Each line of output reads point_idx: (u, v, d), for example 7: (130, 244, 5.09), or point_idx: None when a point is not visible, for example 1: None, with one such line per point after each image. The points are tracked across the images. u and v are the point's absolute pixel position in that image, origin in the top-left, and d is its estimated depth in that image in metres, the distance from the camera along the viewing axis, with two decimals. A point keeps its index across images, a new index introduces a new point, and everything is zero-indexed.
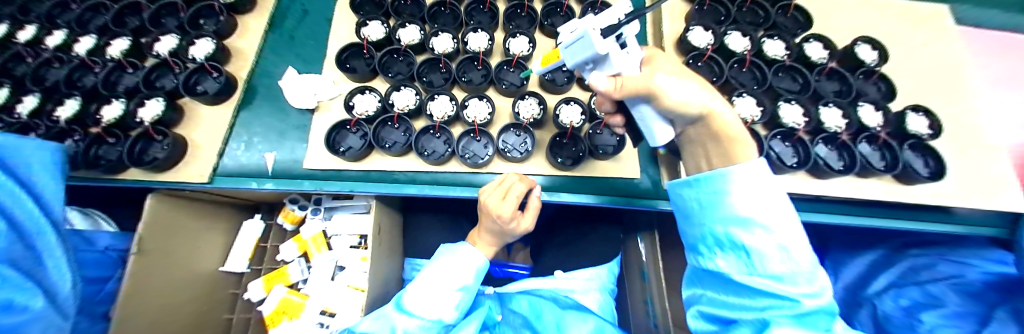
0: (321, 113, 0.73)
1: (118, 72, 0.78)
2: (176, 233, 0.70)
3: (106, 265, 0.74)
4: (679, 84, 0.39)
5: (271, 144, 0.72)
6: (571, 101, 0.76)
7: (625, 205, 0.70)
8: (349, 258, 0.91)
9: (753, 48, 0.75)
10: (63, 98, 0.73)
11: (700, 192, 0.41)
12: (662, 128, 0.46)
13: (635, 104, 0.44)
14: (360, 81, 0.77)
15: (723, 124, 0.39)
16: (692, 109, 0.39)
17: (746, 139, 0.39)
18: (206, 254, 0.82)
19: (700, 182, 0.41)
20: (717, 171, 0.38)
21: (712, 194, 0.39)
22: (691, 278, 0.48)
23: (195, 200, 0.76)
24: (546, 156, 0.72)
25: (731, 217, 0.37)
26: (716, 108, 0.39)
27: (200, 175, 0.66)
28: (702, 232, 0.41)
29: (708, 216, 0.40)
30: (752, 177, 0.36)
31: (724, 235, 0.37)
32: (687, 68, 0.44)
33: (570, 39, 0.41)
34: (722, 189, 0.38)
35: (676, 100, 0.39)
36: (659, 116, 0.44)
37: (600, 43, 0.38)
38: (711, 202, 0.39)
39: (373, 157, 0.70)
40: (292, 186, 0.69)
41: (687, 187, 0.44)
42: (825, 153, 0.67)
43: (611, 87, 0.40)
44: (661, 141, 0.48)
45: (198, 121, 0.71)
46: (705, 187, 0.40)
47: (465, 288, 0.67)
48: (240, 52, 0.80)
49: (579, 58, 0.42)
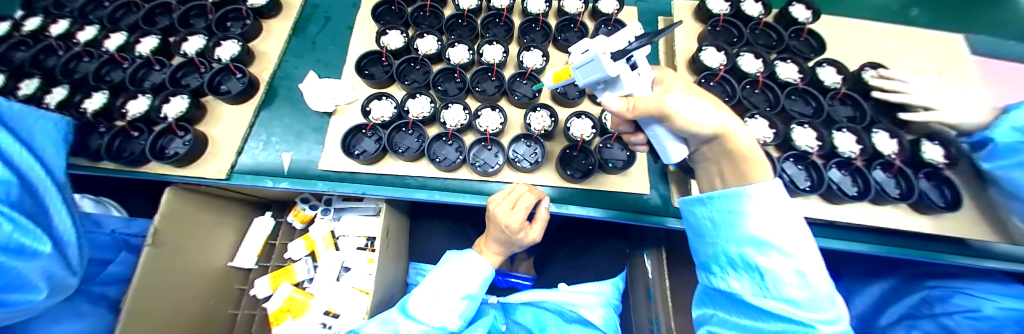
0: (338, 115, 0.75)
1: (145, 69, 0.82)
2: (190, 226, 0.72)
3: (112, 248, 0.75)
4: (692, 105, 0.40)
5: (288, 145, 0.74)
6: (582, 115, 0.76)
7: (632, 220, 0.69)
8: (355, 260, 0.91)
9: (766, 71, 0.75)
10: (92, 91, 0.76)
11: (714, 210, 0.42)
12: (676, 147, 0.46)
13: (647, 124, 0.45)
14: (377, 88, 0.78)
15: (738, 144, 0.40)
16: (705, 130, 0.40)
17: (762, 158, 0.39)
18: (218, 249, 0.84)
19: (713, 199, 0.41)
20: (733, 191, 0.39)
21: (727, 213, 0.40)
22: (703, 297, 0.47)
23: (210, 195, 0.78)
24: (555, 169, 0.73)
25: (745, 238, 0.37)
26: (729, 129, 0.40)
27: (218, 171, 0.68)
28: (717, 251, 0.41)
29: (722, 235, 0.40)
30: (771, 199, 0.36)
31: (739, 256, 0.37)
32: (699, 87, 0.45)
33: (583, 60, 0.44)
34: (738, 209, 0.38)
35: (689, 120, 0.39)
36: (672, 136, 0.45)
37: (611, 65, 0.40)
38: (726, 221, 0.40)
39: (386, 161, 0.72)
40: (305, 186, 0.70)
41: (700, 205, 0.44)
42: (839, 178, 0.67)
43: (622, 106, 0.41)
44: (674, 158, 0.48)
45: (220, 118, 0.74)
46: (720, 205, 0.41)
47: (469, 296, 0.66)
48: (263, 53, 0.82)
49: (591, 78, 0.45)
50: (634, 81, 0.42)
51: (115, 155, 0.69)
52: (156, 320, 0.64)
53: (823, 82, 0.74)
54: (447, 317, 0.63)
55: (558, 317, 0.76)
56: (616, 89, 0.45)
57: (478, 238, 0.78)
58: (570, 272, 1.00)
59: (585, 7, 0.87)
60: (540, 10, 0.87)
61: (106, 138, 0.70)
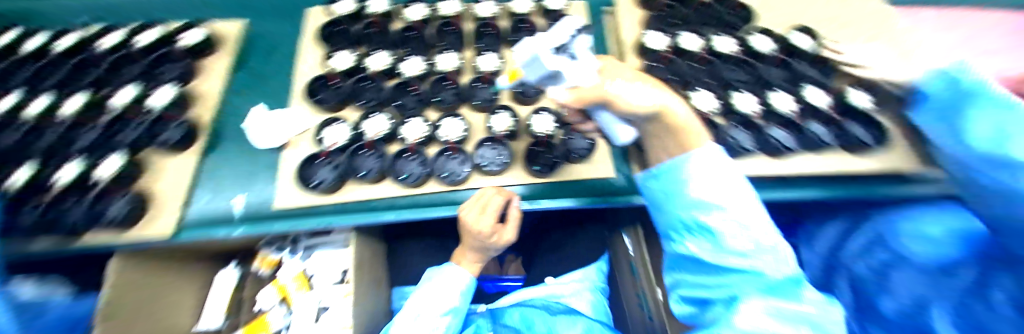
0: (292, 148, 0.72)
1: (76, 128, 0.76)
2: (144, 294, 0.66)
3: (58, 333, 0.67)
4: (631, 89, 0.40)
5: (241, 186, 0.71)
6: (542, 111, 0.78)
7: (603, 204, 0.71)
8: (332, 297, 0.83)
9: (704, 46, 0.80)
10: (15, 161, 0.70)
11: (663, 183, 0.43)
12: (623, 129, 0.48)
13: (596, 112, 0.45)
14: (330, 113, 0.77)
15: (679, 121, 0.39)
16: (645, 110, 0.39)
17: (696, 129, 0.40)
18: (180, 313, 0.78)
19: (662, 173, 0.42)
20: (675, 159, 0.40)
21: (673, 184, 0.41)
22: (669, 265, 0.48)
23: (163, 256, 0.72)
24: (523, 167, 0.73)
25: (692, 203, 0.38)
26: (669, 107, 0.39)
27: (163, 230, 0.63)
28: (671, 219, 0.42)
29: (673, 205, 0.42)
30: (707, 159, 0.37)
31: (689, 220, 0.39)
32: (641, 74, 0.46)
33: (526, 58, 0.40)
34: (680, 176, 0.39)
35: (631, 103, 0.39)
36: (618, 119, 0.46)
37: (552, 59, 0.39)
38: (672, 191, 0.41)
39: (347, 188, 0.69)
40: (262, 230, 0.66)
41: (654, 180, 0.45)
42: (782, 136, 0.68)
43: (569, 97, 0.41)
44: (624, 140, 0.50)
45: (161, 171, 0.69)
46: (667, 177, 0.42)
47: (452, 312, 0.64)
48: (203, 93, 0.78)
49: (537, 75, 0.41)
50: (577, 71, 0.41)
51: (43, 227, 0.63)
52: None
53: (756, 49, 0.79)
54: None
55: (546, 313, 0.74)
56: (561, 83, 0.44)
57: (456, 251, 0.75)
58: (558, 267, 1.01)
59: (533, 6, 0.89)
60: (490, 15, 0.88)
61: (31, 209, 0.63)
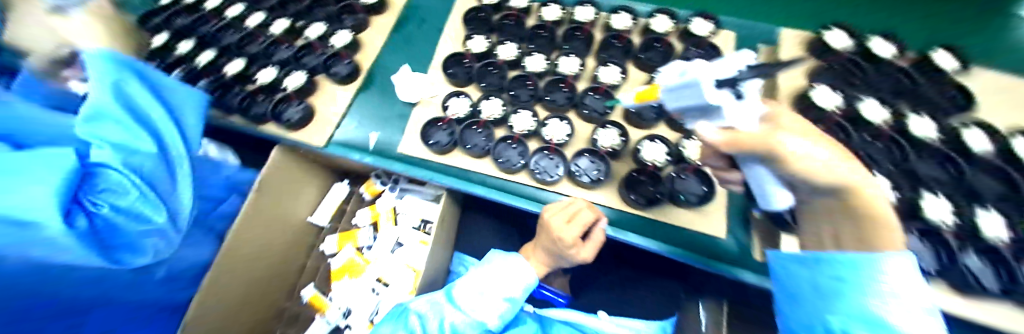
0: (422, 106, 0.82)
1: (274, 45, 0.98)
2: (285, 182, 0.84)
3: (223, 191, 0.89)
4: (811, 150, 0.36)
5: (376, 126, 0.84)
6: (655, 138, 0.73)
7: (701, 264, 0.66)
8: (409, 238, 0.99)
9: (892, 122, 0.65)
10: (233, 58, 0.93)
11: (817, 273, 0.39)
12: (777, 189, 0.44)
13: (750, 165, 0.42)
14: (457, 86, 0.84)
15: (874, 206, 0.36)
16: (825, 181, 0.36)
17: (892, 219, 0.36)
18: (302, 204, 0.97)
19: (821, 263, 0.38)
20: (855, 258, 0.35)
21: (835, 281, 0.36)
22: None
23: (308, 159, 0.92)
24: (617, 190, 0.71)
25: (861, 315, 0.33)
26: (862, 185, 0.35)
27: (320, 141, 0.79)
28: (810, 320, 0.38)
29: (823, 304, 0.37)
30: (904, 282, 0.33)
31: (839, 329, 0.34)
32: (813, 127, 0.40)
33: (680, 84, 0.43)
34: (856, 280, 0.35)
35: (805, 165, 0.36)
36: (774, 177, 0.42)
37: (712, 91, 0.37)
38: (833, 291, 0.36)
39: (454, 153, 0.77)
40: (384, 164, 0.78)
41: (800, 265, 0.41)
42: (977, 267, 0.52)
43: (721, 136, 0.39)
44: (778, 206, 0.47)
45: (323, 95, 0.86)
46: (829, 272, 0.37)
47: (510, 299, 0.68)
48: (365, 43, 0.94)
49: (683, 102, 0.44)
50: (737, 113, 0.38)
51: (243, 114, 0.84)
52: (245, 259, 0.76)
53: (973, 148, 0.60)
54: (489, 314, 0.65)
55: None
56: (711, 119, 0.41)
57: (526, 244, 0.79)
58: (612, 301, 0.99)
59: (676, 27, 0.84)
60: (625, 27, 0.85)
61: (240, 97, 0.85)
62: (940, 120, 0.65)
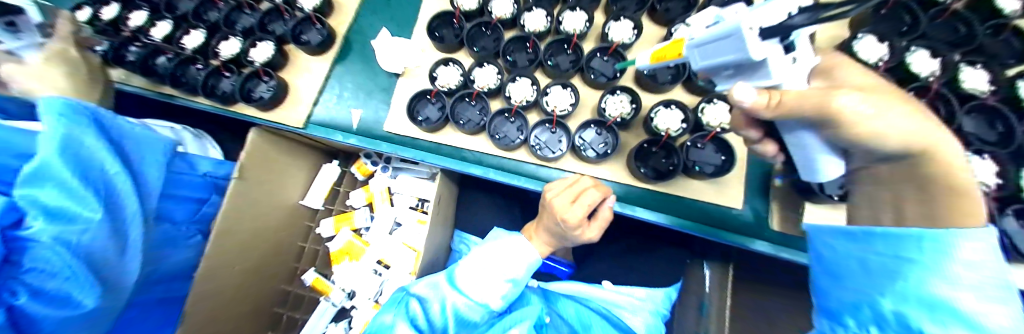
0: (407, 77, 0.73)
1: (237, 11, 0.84)
2: (269, 166, 0.77)
3: (204, 188, 0.78)
4: (874, 106, 0.30)
5: (358, 102, 0.75)
6: (671, 104, 0.65)
7: (698, 233, 0.64)
8: (406, 218, 0.96)
9: (944, 75, 0.58)
10: (191, 29, 0.82)
11: (865, 249, 0.33)
12: (830, 163, 0.38)
13: (798, 133, 0.37)
14: (445, 52, 0.74)
15: (945, 167, 0.30)
16: (894, 144, 0.30)
17: (974, 190, 0.30)
18: (292, 189, 0.91)
19: (872, 238, 0.33)
20: (928, 232, 0.28)
21: (889, 258, 0.31)
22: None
23: (288, 141, 0.84)
24: (625, 164, 0.66)
25: (915, 295, 0.27)
26: (935, 142, 0.30)
27: (295, 121, 0.72)
28: (852, 298, 0.32)
29: (873, 283, 0.31)
30: (988, 257, 0.26)
31: (888, 313, 0.29)
32: (882, 82, 0.35)
33: (713, 36, 0.37)
34: (921, 259, 0.28)
35: (868, 129, 0.30)
36: (828, 149, 0.36)
37: (759, 46, 0.33)
38: (887, 268, 0.31)
39: (447, 130, 0.70)
40: (373, 145, 0.71)
41: (844, 240, 0.36)
42: (1014, 230, 0.49)
43: (761, 100, 0.32)
44: (826, 177, 0.40)
45: (297, 68, 0.76)
46: (880, 247, 0.32)
47: (512, 281, 0.64)
48: (340, 6, 0.80)
49: (717, 60, 0.38)
50: (783, 70, 0.34)
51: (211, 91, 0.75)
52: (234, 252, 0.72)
53: None
54: (492, 296, 0.62)
55: (604, 320, 0.77)
56: (749, 78, 0.37)
57: (528, 224, 0.74)
58: (616, 269, 0.95)
59: None
60: None
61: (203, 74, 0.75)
62: (996, 71, 0.57)
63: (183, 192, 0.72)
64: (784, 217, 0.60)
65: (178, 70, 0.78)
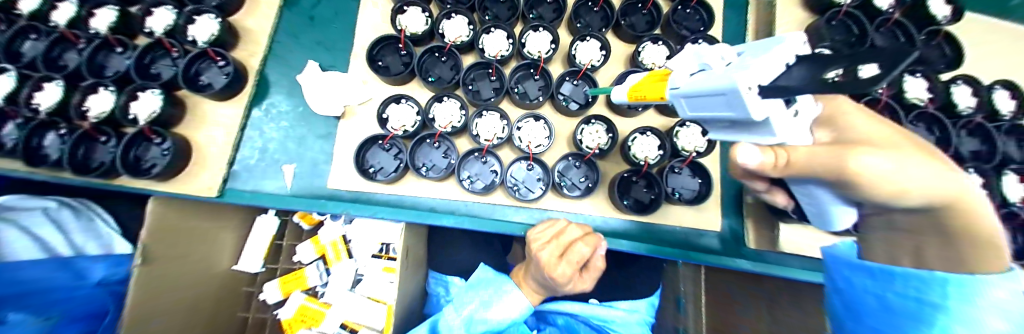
0: (347, 119, 0.61)
1: (105, 51, 0.63)
2: (184, 240, 0.62)
3: (92, 302, 0.58)
4: (899, 160, 0.25)
5: (290, 155, 0.62)
6: (646, 130, 0.62)
7: (681, 259, 0.60)
8: (371, 267, 0.86)
9: (890, 88, 0.61)
10: (42, 82, 0.58)
11: (886, 289, 0.30)
12: (845, 212, 0.34)
13: (807, 186, 0.32)
14: (395, 84, 0.62)
15: (976, 215, 0.27)
16: (919, 199, 0.26)
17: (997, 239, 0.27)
18: (220, 254, 0.75)
19: (894, 278, 0.29)
20: (961, 274, 0.25)
21: (913, 302, 0.27)
22: None
23: (202, 204, 0.68)
24: (607, 196, 0.63)
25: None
26: (962, 191, 0.26)
27: (209, 188, 0.58)
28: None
29: (902, 329, 0.27)
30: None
31: None
32: (888, 123, 0.30)
33: (700, 87, 0.29)
34: (948, 303, 0.25)
35: (899, 187, 0.25)
36: (840, 203, 0.32)
37: (759, 105, 0.25)
38: (913, 313, 0.27)
39: (407, 179, 0.60)
40: (312, 208, 0.58)
41: (867, 277, 0.32)
42: None
43: (767, 160, 0.29)
44: (839, 227, 0.37)
45: (205, 120, 0.61)
46: (904, 289, 0.28)
47: (489, 332, 0.55)
48: (249, 33, 0.64)
49: (709, 112, 0.31)
50: (787, 126, 0.27)
51: (82, 167, 0.56)
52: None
53: (957, 108, 0.61)
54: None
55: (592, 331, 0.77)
56: (746, 133, 0.30)
57: (518, 270, 0.65)
58: (603, 283, 0.91)
59: None
60: None
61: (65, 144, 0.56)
62: (933, 79, 0.62)
63: (63, 314, 0.54)
64: (759, 234, 0.62)
65: (30, 140, 0.58)
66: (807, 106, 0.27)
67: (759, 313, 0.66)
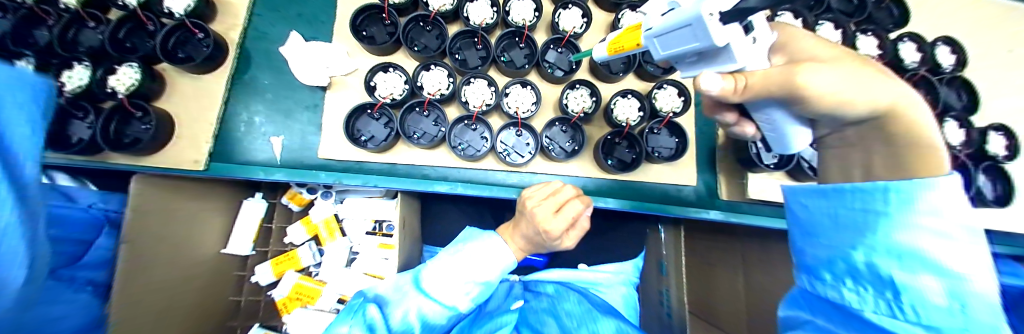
0: (334, 90, 0.61)
1: (79, 27, 0.61)
2: (178, 216, 0.61)
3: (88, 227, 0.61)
4: (838, 74, 0.29)
5: (277, 127, 0.63)
6: (628, 93, 0.66)
7: (655, 211, 0.64)
8: (364, 244, 0.88)
9: (845, 45, 0.67)
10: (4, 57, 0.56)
11: (839, 205, 0.34)
12: (801, 132, 0.37)
13: (767, 110, 0.35)
14: (380, 54, 0.63)
15: (914, 121, 0.30)
16: (863, 108, 0.30)
17: (937, 144, 0.30)
18: (208, 238, 0.73)
19: (843, 194, 0.33)
20: (902, 181, 0.27)
21: (859, 213, 0.31)
22: (797, 297, 0.38)
23: (202, 185, 0.68)
24: (592, 158, 0.66)
25: (883, 245, 0.28)
26: (898, 98, 0.30)
27: (194, 161, 0.57)
28: (831, 255, 0.33)
29: (849, 240, 0.32)
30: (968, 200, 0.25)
31: (866, 265, 0.30)
32: (840, 47, 0.33)
33: (669, 22, 0.32)
34: (886, 211, 0.29)
35: (837, 99, 0.29)
36: (795, 122, 0.36)
37: (721, 31, 0.28)
38: (859, 223, 0.31)
39: (399, 148, 0.61)
40: (307, 179, 0.58)
41: (820, 198, 0.36)
42: None
43: (728, 86, 0.30)
44: (795, 149, 0.40)
45: (184, 95, 0.59)
46: (853, 203, 0.32)
47: (479, 282, 0.58)
48: (226, 5, 0.63)
49: (677, 48, 0.34)
50: (747, 52, 0.30)
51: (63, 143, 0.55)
52: (153, 316, 0.57)
53: (903, 61, 0.68)
54: (459, 297, 0.56)
55: (580, 296, 0.70)
56: (714, 64, 0.33)
57: (503, 226, 0.67)
58: (589, 249, 0.96)
59: None
60: None
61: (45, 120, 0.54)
62: (883, 37, 0.68)
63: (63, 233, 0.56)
64: (730, 185, 0.67)
65: None
66: (763, 33, 0.30)
67: (740, 275, 0.72)
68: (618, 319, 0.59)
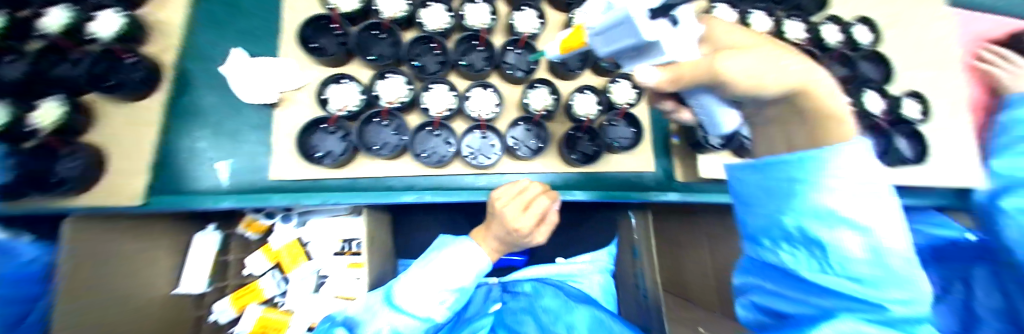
0: (285, 107, 0.59)
1: None
2: (117, 259, 0.56)
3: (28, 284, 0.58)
4: (753, 58, 0.31)
5: (225, 151, 0.59)
6: (585, 89, 0.68)
7: (619, 199, 0.66)
8: (334, 267, 0.83)
9: (775, 31, 0.73)
10: None
11: (768, 177, 0.36)
12: (728, 114, 0.40)
13: (696, 95, 0.37)
14: (334, 65, 0.61)
15: (823, 97, 0.33)
16: (777, 88, 0.32)
17: (844, 114, 0.34)
18: (157, 280, 0.67)
19: (769, 166, 0.35)
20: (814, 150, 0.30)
21: (786, 183, 0.33)
22: (746, 266, 0.41)
23: (149, 222, 0.64)
24: (557, 153, 0.67)
25: (807, 209, 0.30)
26: (808, 77, 0.32)
27: (130, 196, 0.51)
28: (767, 223, 0.35)
29: (778, 207, 0.34)
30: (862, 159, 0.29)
31: (795, 229, 0.31)
32: (758, 34, 0.36)
33: (605, 22, 0.33)
34: (806, 178, 0.31)
35: (755, 80, 0.31)
36: (723, 105, 0.38)
37: (649, 27, 0.29)
38: (785, 191, 0.33)
39: (359, 161, 0.59)
40: (256, 201, 0.56)
41: (753, 172, 0.38)
42: None
43: (663, 78, 0.33)
44: (726, 129, 0.43)
45: (112, 125, 0.54)
46: (778, 173, 0.34)
47: (456, 290, 0.57)
48: (157, 27, 0.59)
49: (616, 45, 0.35)
50: (675, 43, 0.31)
51: None
52: None
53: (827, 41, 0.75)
54: (435, 308, 0.55)
55: (557, 290, 0.70)
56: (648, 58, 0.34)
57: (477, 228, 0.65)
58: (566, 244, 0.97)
59: None
60: None
61: None
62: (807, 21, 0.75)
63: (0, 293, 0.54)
64: (687, 168, 0.70)
65: None
66: (687, 24, 0.32)
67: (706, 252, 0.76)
68: (592, 306, 0.63)
